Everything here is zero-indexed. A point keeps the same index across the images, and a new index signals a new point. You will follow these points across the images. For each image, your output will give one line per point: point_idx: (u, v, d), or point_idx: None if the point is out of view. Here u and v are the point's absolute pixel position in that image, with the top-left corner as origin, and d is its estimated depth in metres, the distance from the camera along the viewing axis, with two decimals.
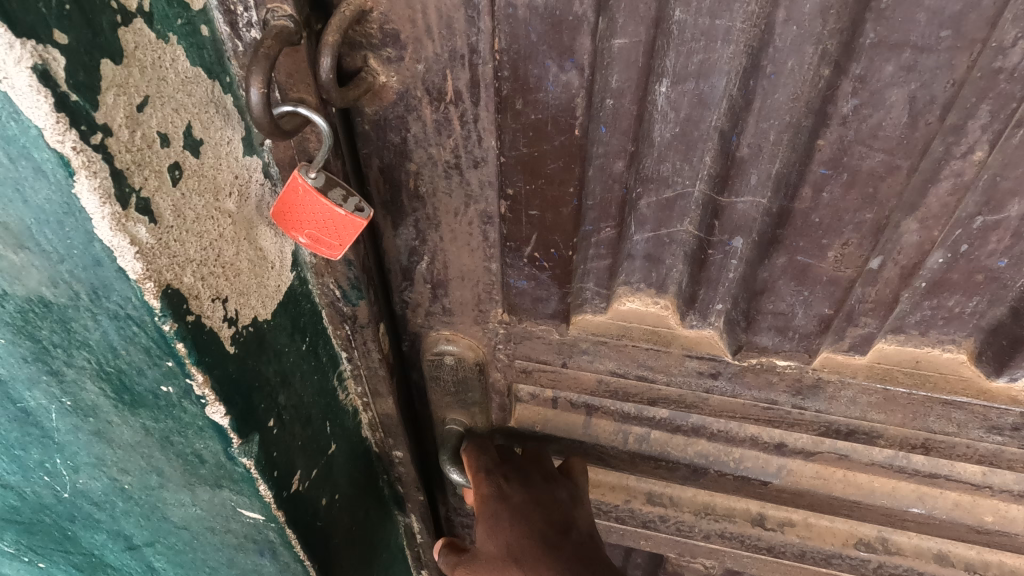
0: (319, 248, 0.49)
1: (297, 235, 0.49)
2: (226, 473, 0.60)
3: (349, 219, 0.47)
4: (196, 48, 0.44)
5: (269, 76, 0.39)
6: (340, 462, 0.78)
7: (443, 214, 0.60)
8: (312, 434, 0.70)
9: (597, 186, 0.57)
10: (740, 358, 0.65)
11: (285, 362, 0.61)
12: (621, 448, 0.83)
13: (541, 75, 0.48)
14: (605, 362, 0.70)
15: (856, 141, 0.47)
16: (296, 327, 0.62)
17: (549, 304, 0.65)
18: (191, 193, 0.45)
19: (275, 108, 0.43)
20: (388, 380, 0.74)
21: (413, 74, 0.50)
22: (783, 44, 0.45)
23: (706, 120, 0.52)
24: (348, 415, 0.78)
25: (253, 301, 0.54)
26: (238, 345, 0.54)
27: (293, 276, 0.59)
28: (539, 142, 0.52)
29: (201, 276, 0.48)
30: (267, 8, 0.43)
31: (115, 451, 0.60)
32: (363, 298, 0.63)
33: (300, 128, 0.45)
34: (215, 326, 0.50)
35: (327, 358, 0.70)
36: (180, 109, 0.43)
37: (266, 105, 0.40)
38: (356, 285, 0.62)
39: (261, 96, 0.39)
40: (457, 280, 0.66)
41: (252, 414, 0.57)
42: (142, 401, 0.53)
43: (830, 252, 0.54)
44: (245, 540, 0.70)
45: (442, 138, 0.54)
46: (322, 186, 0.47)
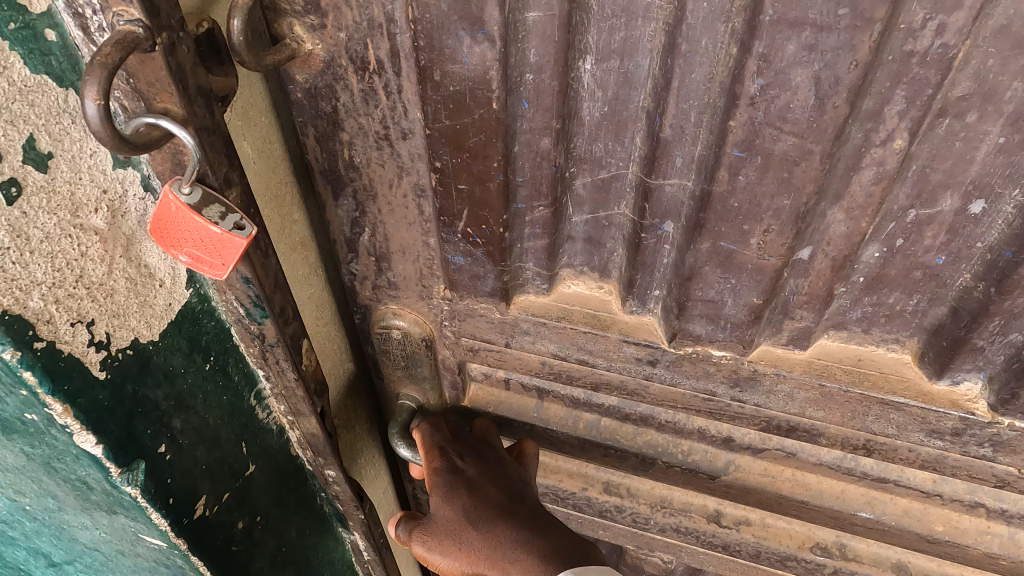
0: (200, 267, 0.48)
1: (176, 253, 0.48)
2: (115, 499, 0.62)
3: (227, 236, 0.47)
4: (40, 54, 0.44)
5: (104, 88, 0.39)
6: (261, 482, 0.78)
7: (379, 185, 0.61)
8: (221, 456, 0.71)
9: (526, 162, 0.56)
10: (676, 345, 0.65)
11: (180, 385, 0.63)
12: (572, 434, 0.83)
13: (454, 47, 0.48)
14: (546, 344, 0.71)
15: (766, 123, 0.46)
16: (194, 349, 0.63)
17: (487, 282, 0.66)
18: (36, 211, 0.47)
19: (134, 119, 0.43)
20: (309, 405, 0.73)
21: (336, 43, 0.51)
22: (695, 21, 0.44)
23: (633, 100, 0.51)
24: (272, 433, 0.78)
25: (132, 318, 0.56)
26: (111, 369, 0.55)
27: (189, 293, 0.60)
28: (460, 115, 0.52)
29: (56, 298, 0.49)
30: (115, 12, 0.41)
31: (7, 474, 0.65)
32: (268, 316, 0.62)
33: (159, 140, 0.44)
34: (77, 349, 0.52)
35: (240, 377, 0.70)
36: (16, 121, 0.44)
37: (105, 117, 0.39)
38: (258, 303, 0.60)
39: (98, 108, 0.39)
40: (398, 254, 0.67)
41: (135, 441, 0.59)
42: (14, 426, 0.57)
43: (753, 239, 0.53)
44: (156, 563, 0.74)
45: (369, 108, 0.54)
46: (198, 202, 0.47)
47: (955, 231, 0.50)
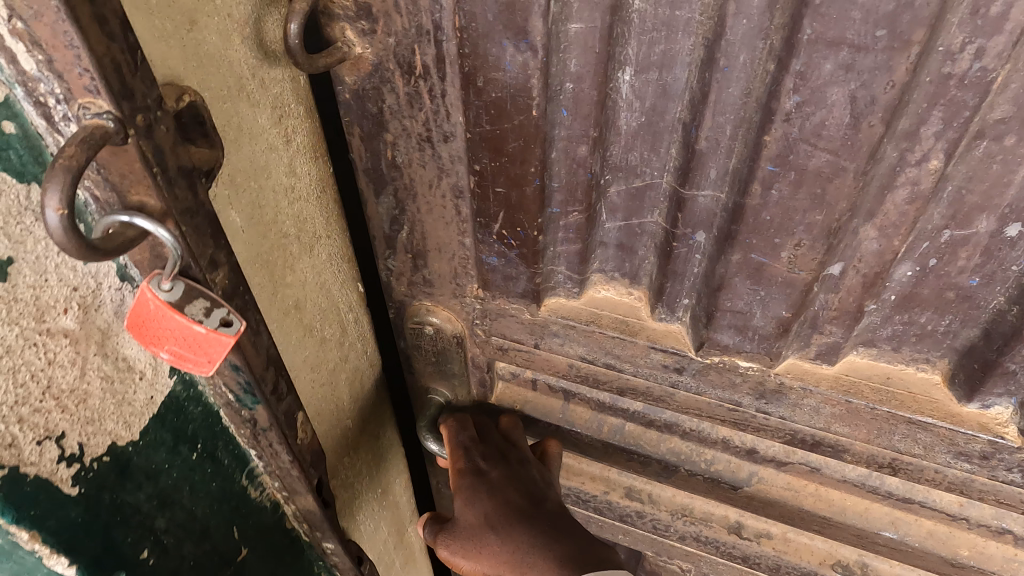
0: (184, 364, 0.45)
1: (157, 352, 0.45)
2: None
3: (213, 335, 0.44)
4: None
5: (69, 194, 0.35)
6: (255, 565, 0.71)
7: (419, 184, 0.63)
8: (212, 548, 0.64)
9: (561, 168, 0.58)
10: (703, 354, 0.65)
11: (164, 481, 0.57)
12: (596, 436, 0.84)
13: (499, 55, 0.50)
14: (575, 346, 0.72)
15: (800, 139, 0.46)
16: (180, 441, 0.58)
17: (519, 282, 0.67)
18: None
19: (107, 217, 0.40)
20: (305, 481, 0.70)
21: (385, 47, 0.53)
22: (734, 37, 0.45)
23: (670, 111, 0.53)
24: (266, 510, 0.72)
25: (110, 423, 0.51)
26: (85, 482, 0.49)
27: (174, 381, 0.56)
28: (501, 120, 0.54)
29: (19, 417, 0.44)
30: (80, 103, 0.38)
31: None
32: (260, 402, 0.59)
33: (134, 240, 0.41)
34: (45, 470, 0.46)
35: (230, 461, 0.65)
36: None
37: (69, 225, 0.35)
38: (250, 390, 0.58)
39: (60, 216, 0.35)
40: (434, 252, 0.69)
41: (116, 551, 0.52)
42: None
43: (784, 252, 0.54)
44: None
45: (413, 110, 0.57)
46: (179, 299, 0.44)
47: (991, 253, 0.50)
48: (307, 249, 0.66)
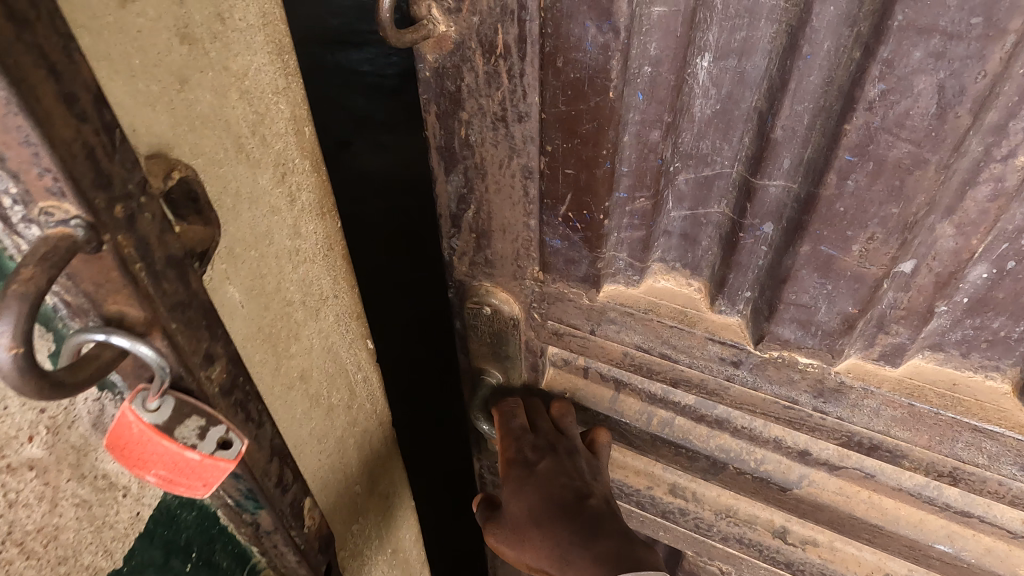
0: (174, 485, 0.44)
1: (144, 475, 0.43)
2: None
3: (206, 460, 0.43)
4: None
5: (26, 331, 0.32)
6: None
7: (489, 164, 0.64)
8: None
9: (632, 153, 0.59)
10: (761, 349, 0.65)
11: None
12: (644, 428, 0.84)
13: (580, 35, 0.50)
14: (631, 334, 0.72)
15: (882, 129, 0.46)
16: (170, 557, 0.56)
17: (581, 266, 0.68)
18: None
19: (84, 335, 0.38)
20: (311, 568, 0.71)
21: (469, 27, 0.55)
22: (820, 24, 0.45)
23: (746, 100, 0.53)
24: None
25: (88, 556, 0.48)
26: None
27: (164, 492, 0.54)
28: (577, 102, 0.54)
29: None
30: (42, 207, 0.35)
31: None
32: (262, 506, 0.59)
33: (112, 362, 0.39)
34: None
35: (228, 561, 0.63)
36: None
37: (26, 364, 0.32)
38: (251, 495, 0.57)
39: (14, 356, 0.31)
40: (499, 233, 0.70)
41: None
42: None
43: (856, 245, 0.53)
44: None
45: (491, 89, 0.58)
46: (168, 420, 0.43)
47: None
48: (313, 314, 0.67)
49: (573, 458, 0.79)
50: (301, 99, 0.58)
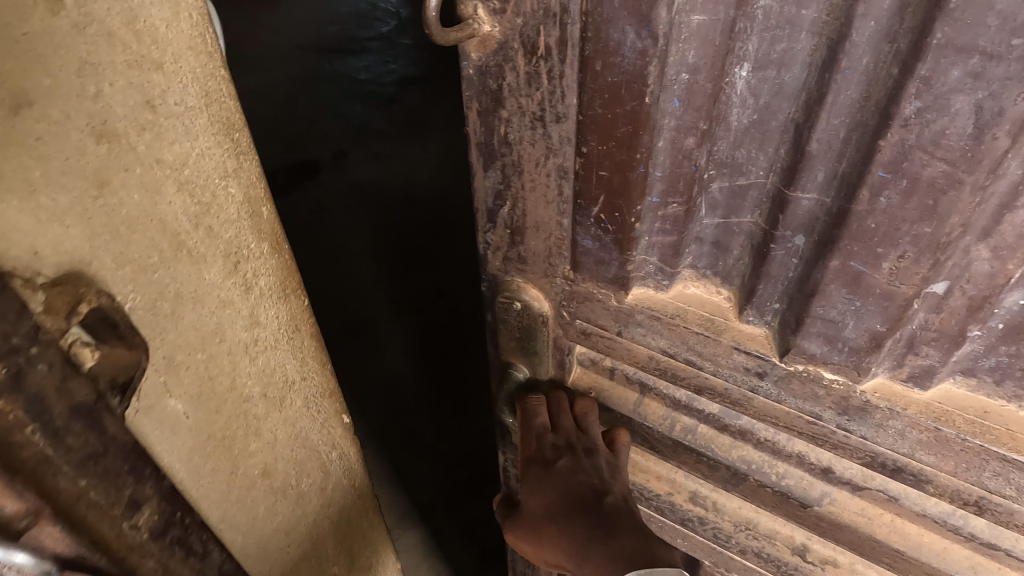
0: None
1: None
2: None
3: None
4: None
5: None
6: None
7: (526, 162, 0.65)
8: None
9: (666, 158, 0.59)
10: (787, 361, 0.64)
11: None
12: (667, 434, 0.84)
13: (619, 40, 0.51)
14: (657, 338, 0.72)
15: (917, 147, 0.45)
16: None
17: (611, 268, 0.69)
18: None
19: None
20: None
21: (512, 27, 0.56)
22: (860, 39, 0.45)
23: (783, 111, 0.54)
24: None
25: None
26: None
27: None
28: (613, 105, 0.55)
29: None
30: None
31: None
32: None
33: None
34: None
35: None
36: None
37: None
38: None
39: None
40: (533, 230, 0.71)
41: None
42: None
43: (886, 263, 0.52)
44: None
45: (532, 89, 0.59)
46: None
47: None
48: (272, 407, 0.69)
49: (589, 455, 0.80)
50: (253, 176, 0.59)
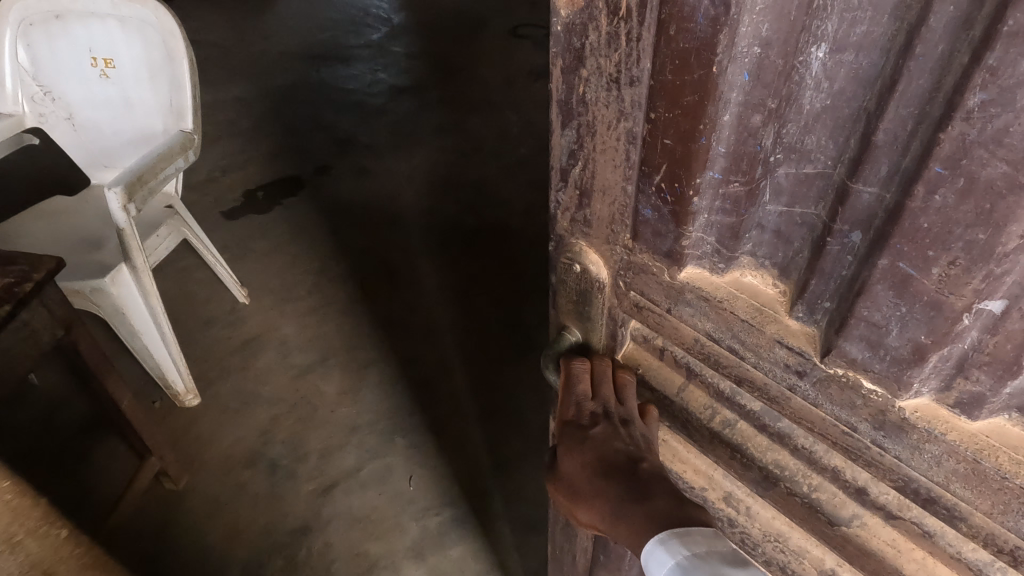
0: None
1: None
2: None
3: None
4: None
5: None
6: None
7: (599, 124, 0.67)
8: None
9: (731, 134, 0.59)
10: (827, 364, 0.62)
11: None
12: (705, 423, 0.83)
13: (695, 6, 0.52)
14: (703, 321, 0.72)
15: (978, 144, 0.43)
16: None
17: (666, 241, 0.69)
18: None
19: None
20: None
21: None
22: (937, 25, 0.44)
23: (858, 98, 0.52)
24: None
25: None
26: None
27: None
28: (683, 72, 0.56)
29: None
30: None
31: None
32: None
33: None
34: None
35: None
36: None
37: None
38: None
39: None
40: (599, 194, 0.73)
41: None
42: None
43: (935, 268, 0.49)
44: None
45: (610, 50, 0.61)
46: None
47: None
48: None
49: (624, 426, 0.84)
50: None
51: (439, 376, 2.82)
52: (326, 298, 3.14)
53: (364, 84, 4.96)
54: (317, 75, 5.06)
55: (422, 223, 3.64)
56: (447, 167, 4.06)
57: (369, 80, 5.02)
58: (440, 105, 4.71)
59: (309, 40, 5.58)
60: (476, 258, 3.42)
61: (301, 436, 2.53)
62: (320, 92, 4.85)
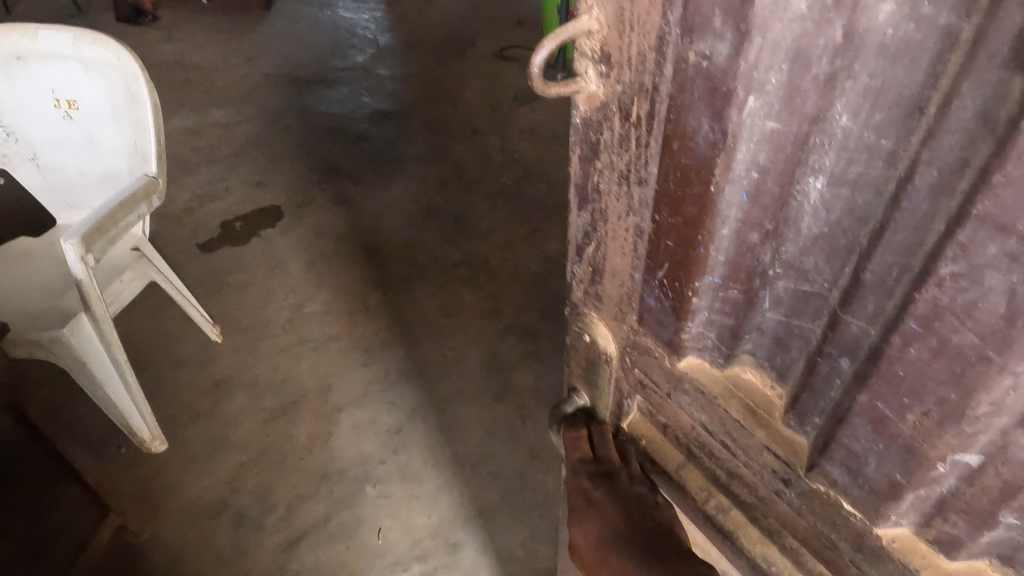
0: None
1: None
2: None
3: None
4: None
5: None
6: None
7: (611, 214, 0.69)
8: None
9: (730, 245, 0.60)
10: (809, 478, 0.63)
11: None
12: (699, 505, 0.81)
13: (695, 128, 0.53)
14: (700, 412, 0.73)
15: (949, 311, 0.43)
16: None
17: (667, 331, 0.71)
18: None
19: None
20: None
21: (613, 92, 0.60)
22: (922, 186, 0.44)
23: (852, 232, 0.52)
24: None
25: None
26: None
27: None
28: (684, 184, 0.57)
29: None
30: None
31: None
32: None
33: None
34: None
35: None
36: None
37: None
38: None
39: None
40: (610, 274, 0.75)
41: None
42: None
43: (910, 415, 0.50)
44: None
45: (622, 150, 0.63)
46: None
47: None
48: None
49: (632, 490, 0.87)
50: None
51: (411, 424, 2.53)
52: (304, 334, 2.85)
53: (347, 109, 4.19)
54: (298, 96, 4.26)
55: (409, 259, 3.22)
56: (430, 199, 3.55)
57: (351, 104, 4.23)
58: (423, 128, 4.03)
59: (292, 55, 4.69)
60: (459, 295, 3.04)
61: (268, 485, 2.35)
62: (287, 108, 4.14)
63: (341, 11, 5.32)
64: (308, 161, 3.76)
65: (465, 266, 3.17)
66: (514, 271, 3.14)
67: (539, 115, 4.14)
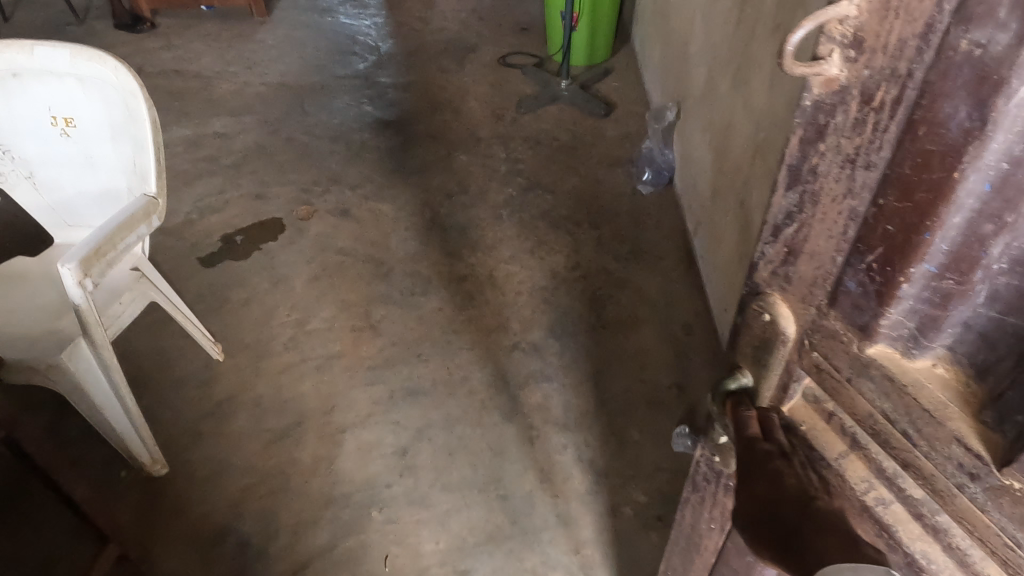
0: None
1: None
2: None
3: None
4: None
5: None
6: None
7: (825, 197, 0.73)
8: None
9: (959, 234, 0.61)
10: (1003, 475, 0.63)
11: None
12: (856, 496, 0.81)
13: (949, 114, 0.56)
14: (882, 400, 0.73)
15: None
16: None
17: (863, 315, 0.73)
18: None
19: None
20: None
21: (858, 76, 0.64)
22: None
23: None
24: None
25: None
26: None
27: None
28: (923, 170, 0.61)
29: None
30: None
31: None
32: None
33: None
34: None
35: None
36: None
37: None
38: None
39: None
40: (807, 255, 0.79)
41: None
42: None
43: None
44: None
45: (854, 133, 0.67)
46: None
47: None
48: None
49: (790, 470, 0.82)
50: None
51: (416, 446, 2.65)
52: (305, 352, 3.00)
53: (348, 118, 4.36)
54: (300, 107, 4.43)
55: (411, 273, 3.35)
56: (433, 211, 3.70)
57: (352, 114, 4.39)
58: (426, 138, 4.22)
59: (292, 62, 4.91)
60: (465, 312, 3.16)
61: (269, 511, 2.47)
62: (286, 118, 4.34)
63: (340, 18, 5.51)
64: (316, 169, 3.96)
65: (473, 280, 3.32)
66: (522, 285, 3.28)
67: (545, 124, 4.32)
